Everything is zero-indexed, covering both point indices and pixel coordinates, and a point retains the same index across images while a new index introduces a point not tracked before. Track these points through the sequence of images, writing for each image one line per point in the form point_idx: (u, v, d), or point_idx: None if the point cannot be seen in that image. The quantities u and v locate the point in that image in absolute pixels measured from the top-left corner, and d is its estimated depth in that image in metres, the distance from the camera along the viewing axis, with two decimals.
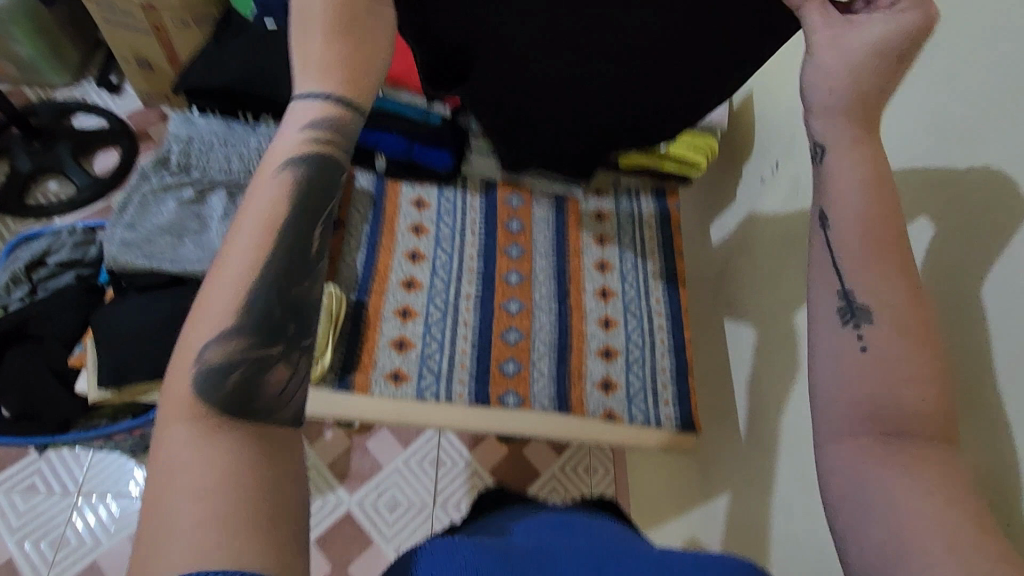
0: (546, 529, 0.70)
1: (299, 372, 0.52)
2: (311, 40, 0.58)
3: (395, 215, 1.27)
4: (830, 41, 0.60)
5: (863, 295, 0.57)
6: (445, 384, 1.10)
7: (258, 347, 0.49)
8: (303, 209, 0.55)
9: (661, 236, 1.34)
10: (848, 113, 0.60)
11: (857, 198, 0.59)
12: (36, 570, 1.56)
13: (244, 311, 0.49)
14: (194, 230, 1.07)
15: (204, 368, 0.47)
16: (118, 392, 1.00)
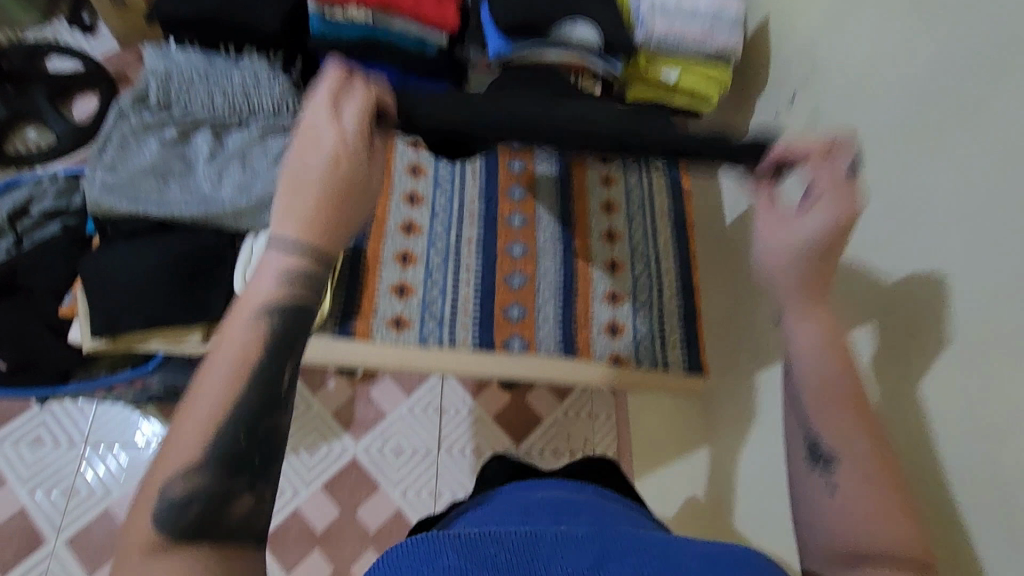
0: (541, 513, 0.67)
1: (264, 503, 0.54)
2: (296, 202, 0.59)
3: (391, 155, 1.21)
4: (772, 227, 0.69)
5: (829, 442, 0.62)
6: (447, 330, 1.07)
7: (225, 477, 0.53)
8: (275, 347, 0.57)
9: (669, 175, 1.29)
10: (790, 271, 0.67)
11: (815, 361, 0.64)
12: (50, 518, 1.59)
13: (210, 446, 0.52)
14: (180, 173, 1.02)
15: (165, 503, 0.51)
16: (112, 341, 0.97)
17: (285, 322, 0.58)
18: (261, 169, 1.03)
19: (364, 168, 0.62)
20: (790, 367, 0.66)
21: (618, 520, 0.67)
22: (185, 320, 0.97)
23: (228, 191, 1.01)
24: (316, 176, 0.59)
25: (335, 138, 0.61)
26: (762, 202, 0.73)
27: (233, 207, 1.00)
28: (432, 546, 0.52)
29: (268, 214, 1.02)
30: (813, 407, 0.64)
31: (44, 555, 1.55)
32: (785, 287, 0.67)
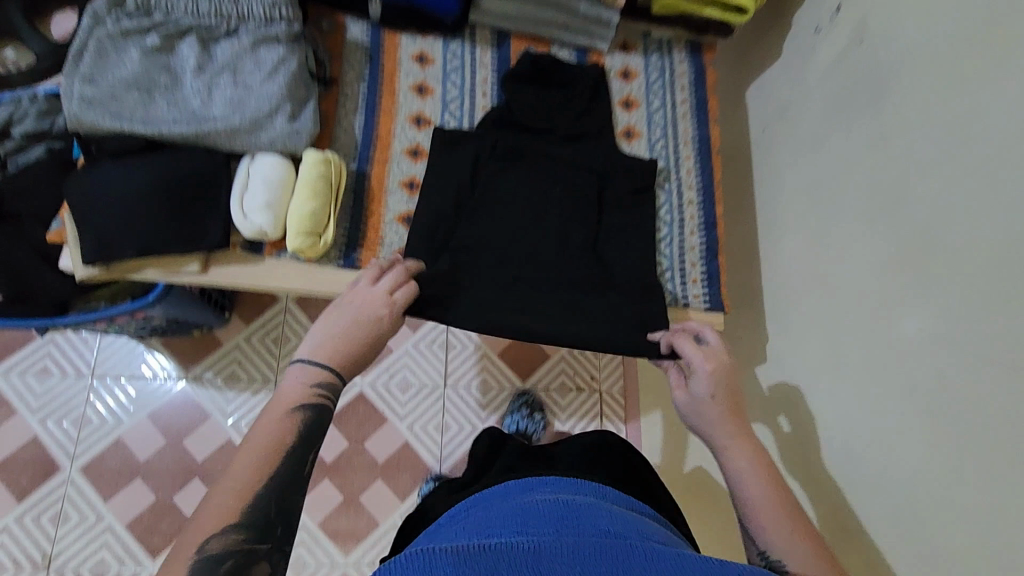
0: (549, 514, 0.71)
1: (275, 569, 0.70)
2: (320, 341, 0.81)
3: (395, 73, 1.11)
4: (681, 393, 0.87)
5: (777, 552, 0.72)
6: None
7: (251, 543, 0.68)
8: (295, 447, 0.75)
9: (695, 99, 1.19)
10: (706, 414, 0.84)
11: (750, 473, 0.78)
12: (64, 447, 1.61)
13: (242, 519, 0.68)
14: (165, 86, 0.93)
15: (203, 558, 0.65)
16: (106, 269, 0.93)
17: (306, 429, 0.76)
18: (254, 85, 0.95)
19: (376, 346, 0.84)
20: (735, 497, 0.78)
21: (622, 521, 0.73)
22: (183, 249, 0.92)
23: (219, 109, 0.93)
24: (349, 331, 0.82)
25: (374, 303, 0.84)
26: (673, 375, 0.90)
27: (225, 126, 0.92)
28: (431, 558, 0.59)
29: (265, 134, 0.94)
30: (756, 510, 0.76)
31: (61, 481, 1.58)
32: (716, 418, 0.83)
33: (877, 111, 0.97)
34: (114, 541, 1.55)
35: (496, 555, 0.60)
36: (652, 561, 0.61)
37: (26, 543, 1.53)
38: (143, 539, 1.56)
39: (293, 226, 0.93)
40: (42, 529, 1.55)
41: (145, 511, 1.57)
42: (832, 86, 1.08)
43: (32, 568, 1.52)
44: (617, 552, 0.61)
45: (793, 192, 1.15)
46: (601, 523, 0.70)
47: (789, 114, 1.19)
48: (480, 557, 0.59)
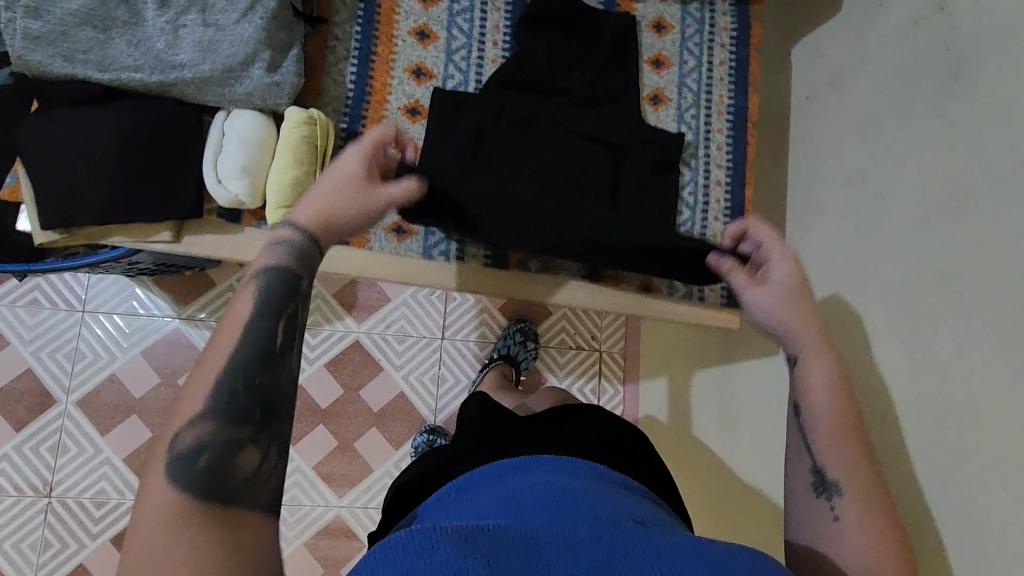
0: (536, 499, 0.64)
1: (266, 455, 0.59)
2: (326, 197, 0.72)
3: (394, 13, 0.96)
4: (752, 283, 0.80)
5: (833, 471, 0.67)
6: (455, 242, 0.94)
7: (230, 432, 0.58)
8: (271, 314, 0.65)
9: (735, 59, 1.04)
10: (786, 299, 0.77)
11: (824, 392, 0.71)
12: (60, 379, 1.58)
13: (212, 403, 0.58)
14: (124, 22, 0.79)
15: (176, 455, 0.55)
16: (68, 234, 0.84)
17: (273, 291, 0.66)
18: (227, 25, 0.81)
19: (359, 217, 0.73)
20: (800, 411, 0.72)
21: (616, 502, 0.66)
22: (151, 215, 0.83)
23: (187, 54, 0.80)
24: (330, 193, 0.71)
25: (357, 164, 0.73)
26: (739, 276, 0.81)
27: (194, 75, 0.80)
28: (427, 540, 0.51)
29: (240, 86, 0.82)
30: (817, 428, 0.70)
31: (55, 416, 1.56)
32: (794, 327, 0.75)
33: (945, 92, 0.83)
34: (112, 474, 1.56)
35: (493, 540, 0.53)
36: (647, 548, 0.55)
37: (24, 471, 1.54)
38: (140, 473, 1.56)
39: (271, 197, 0.83)
40: (40, 459, 1.55)
41: (141, 446, 1.56)
42: (898, 55, 0.92)
43: (34, 496, 1.53)
44: (610, 540, 0.56)
45: (833, 175, 1.03)
46: (593, 503, 0.64)
47: (842, 82, 1.04)
48: (478, 541, 0.52)
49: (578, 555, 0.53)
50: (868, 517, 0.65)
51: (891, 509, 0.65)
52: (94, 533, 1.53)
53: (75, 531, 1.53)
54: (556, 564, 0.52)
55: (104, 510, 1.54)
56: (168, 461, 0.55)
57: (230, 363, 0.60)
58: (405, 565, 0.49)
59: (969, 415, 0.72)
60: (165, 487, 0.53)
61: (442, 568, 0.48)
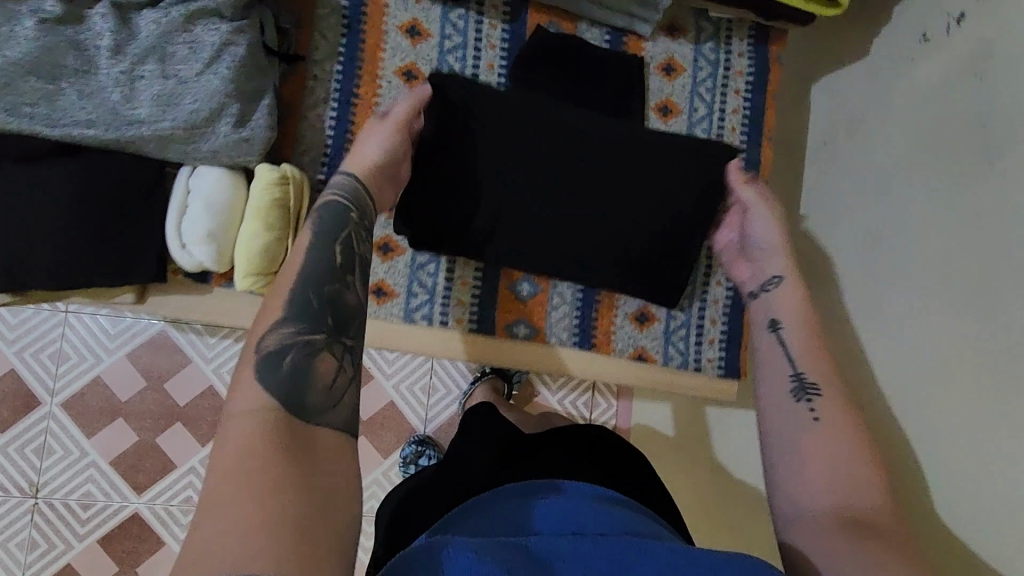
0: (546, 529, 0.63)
1: (340, 364, 0.60)
2: (373, 134, 0.79)
3: (378, 50, 0.88)
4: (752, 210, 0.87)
5: (811, 375, 0.74)
6: (440, 306, 0.89)
7: (308, 334, 0.60)
8: (325, 240, 0.67)
9: (749, 105, 0.97)
10: (776, 224, 0.86)
11: (794, 309, 0.81)
12: (39, 382, 1.25)
13: (292, 310, 0.60)
14: (74, 71, 0.72)
15: (263, 354, 0.57)
16: (21, 296, 0.78)
17: (333, 216, 0.69)
18: (189, 76, 0.73)
19: (387, 152, 0.78)
20: (775, 323, 0.80)
21: (628, 519, 0.65)
22: (111, 282, 0.77)
23: (145, 109, 0.73)
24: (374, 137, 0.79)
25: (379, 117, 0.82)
26: (750, 194, 0.88)
27: (153, 132, 0.73)
28: (447, 549, 0.51)
29: (205, 143, 0.75)
30: (794, 341, 0.78)
31: (41, 416, 1.24)
32: (776, 257, 0.85)
33: (973, 172, 0.76)
34: (101, 479, 1.25)
35: (510, 550, 0.53)
36: (649, 553, 0.54)
37: (5, 473, 1.23)
38: (131, 479, 1.26)
39: (240, 266, 0.77)
40: (22, 463, 1.23)
41: (130, 450, 1.26)
42: (922, 118, 0.85)
43: (17, 498, 1.23)
44: (614, 544, 0.55)
45: (846, 236, 0.97)
46: (602, 526, 0.62)
47: (860, 133, 0.97)
48: (494, 550, 0.52)
49: (583, 562, 0.53)
50: (842, 427, 0.69)
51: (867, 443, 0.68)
52: (81, 537, 1.24)
53: (58, 532, 1.24)
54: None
55: (90, 515, 1.25)
56: (257, 361, 0.57)
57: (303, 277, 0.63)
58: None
59: (993, 528, 0.71)
60: (258, 389, 0.55)
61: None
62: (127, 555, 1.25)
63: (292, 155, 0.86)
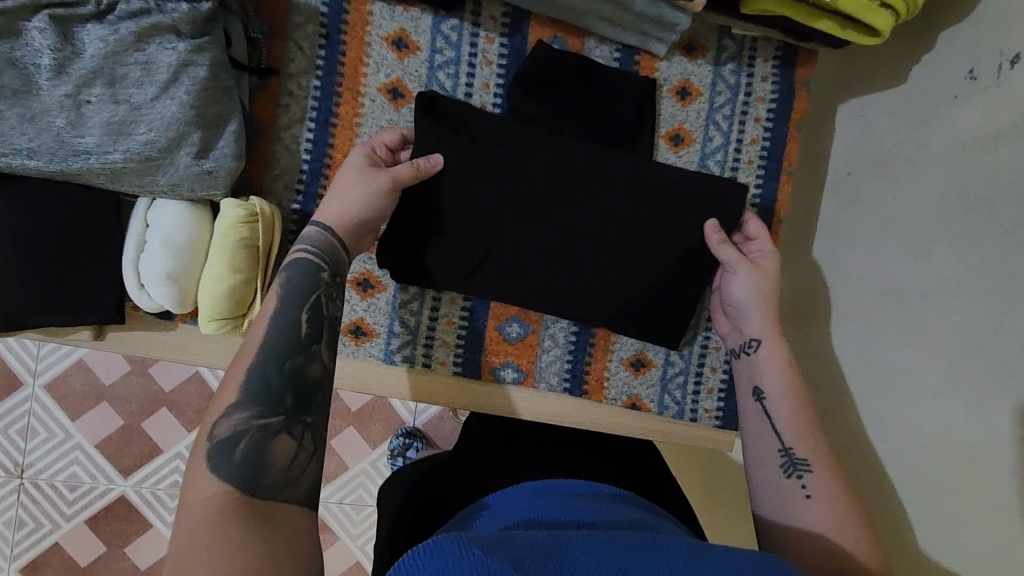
0: (563, 519, 0.56)
1: (302, 446, 0.55)
2: (347, 182, 0.71)
3: (361, 64, 0.79)
4: (738, 262, 0.80)
5: (801, 449, 0.68)
6: (423, 347, 0.84)
7: (264, 417, 0.55)
8: (288, 315, 0.61)
9: (769, 134, 0.88)
10: (759, 273, 0.79)
11: (780, 373, 0.74)
12: (21, 366, 1.16)
13: (248, 391, 0.55)
14: (12, 91, 0.63)
15: (216, 443, 0.52)
16: None
17: (292, 288, 0.63)
18: (144, 102, 0.66)
19: (359, 207, 0.71)
20: (760, 390, 0.74)
21: (637, 514, 0.58)
22: (64, 323, 0.71)
23: (94, 137, 0.65)
24: (348, 186, 0.71)
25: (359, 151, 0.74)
26: (730, 252, 0.79)
27: (103, 164, 0.66)
28: (455, 546, 0.46)
29: (163, 176, 0.68)
30: (781, 411, 0.71)
31: (22, 398, 1.16)
32: (755, 316, 0.78)
33: (1009, 239, 0.69)
34: (86, 461, 1.17)
35: (524, 543, 0.48)
36: (661, 546, 0.49)
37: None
38: (116, 463, 1.17)
39: (205, 310, 0.71)
40: (6, 444, 1.15)
41: (115, 433, 1.17)
42: (962, 170, 0.76)
43: (1, 478, 1.16)
44: (625, 540, 0.50)
45: (862, 284, 0.89)
46: (613, 518, 0.56)
47: (889, 173, 0.88)
48: (506, 545, 0.47)
49: (599, 552, 0.47)
50: (837, 506, 0.64)
51: (863, 511, 0.63)
52: (69, 517, 1.17)
53: (45, 512, 1.17)
54: (586, 568, 0.46)
55: (77, 496, 1.17)
56: (208, 451, 0.52)
57: (266, 349, 0.58)
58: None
59: None
60: (211, 479, 0.50)
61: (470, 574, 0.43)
62: (115, 538, 1.18)
63: (264, 181, 0.78)
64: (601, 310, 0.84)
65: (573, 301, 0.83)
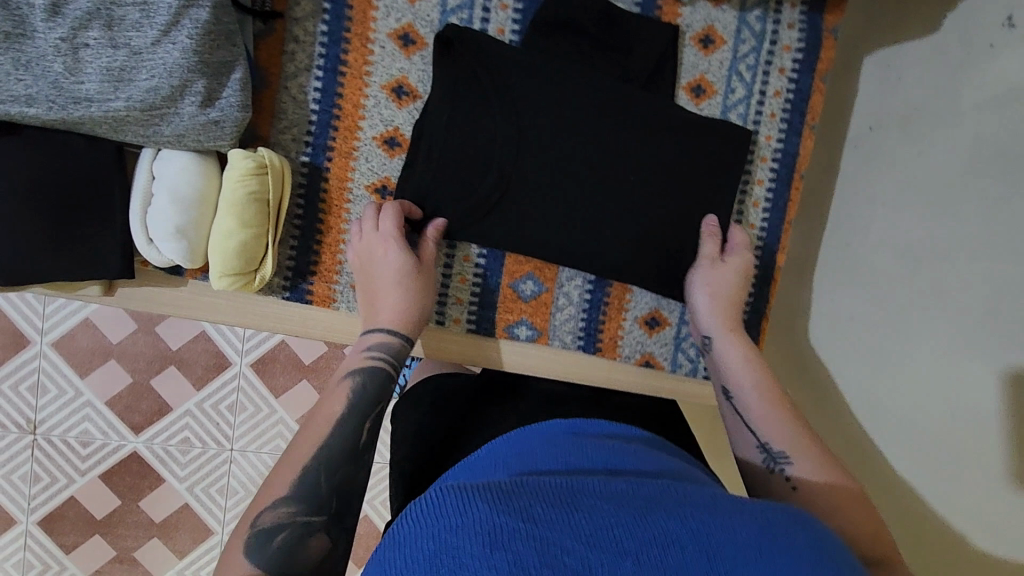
0: (595, 466, 0.56)
1: (337, 547, 0.58)
2: (391, 272, 0.73)
3: (370, 7, 0.75)
4: (712, 263, 0.81)
5: (777, 443, 0.67)
6: (436, 304, 0.83)
7: (307, 515, 0.57)
8: (357, 415, 0.64)
9: (794, 84, 0.85)
10: (730, 267, 0.81)
11: (745, 370, 0.74)
12: (28, 322, 1.15)
13: (293, 489, 0.58)
14: (4, 34, 0.59)
15: (258, 533, 0.55)
16: None
17: (365, 396, 0.66)
18: (144, 46, 0.62)
19: (412, 299, 0.73)
20: (728, 391, 0.74)
21: (666, 462, 0.59)
22: (72, 279, 0.70)
23: (94, 84, 0.62)
24: (398, 280, 0.73)
25: (400, 252, 0.73)
26: (709, 245, 0.81)
27: (104, 113, 0.63)
28: (461, 499, 0.47)
29: (167, 126, 0.65)
30: (752, 408, 0.71)
31: (30, 354, 1.15)
32: (707, 314, 0.80)
33: None
34: (97, 418, 1.18)
35: (537, 491, 0.48)
36: (689, 497, 0.49)
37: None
38: (126, 419, 1.18)
39: (216, 265, 0.70)
40: (17, 400, 1.16)
41: (125, 390, 1.17)
42: (992, 125, 0.74)
43: (14, 433, 1.17)
44: (649, 489, 0.50)
45: (879, 245, 0.88)
46: (640, 466, 0.57)
47: (914, 128, 0.85)
48: (519, 493, 0.47)
49: (617, 502, 0.48)
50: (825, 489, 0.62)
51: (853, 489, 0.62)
52: (83, 472, 1.19)
53: (59, 466, 1.18)
54: (602, 514, 0.46)
55: (91, 451, 1.19)
56: (248, 538, 0.55)
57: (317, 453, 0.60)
58: (440, 523, 0.45)
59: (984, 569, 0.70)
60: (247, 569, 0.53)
61: (476, 528, 0.44)
62: (131, 492, 1.20)
63: (271, 132, 0.75)
64: (616, 271, 0.82)
65: (590, 260, 0.81)
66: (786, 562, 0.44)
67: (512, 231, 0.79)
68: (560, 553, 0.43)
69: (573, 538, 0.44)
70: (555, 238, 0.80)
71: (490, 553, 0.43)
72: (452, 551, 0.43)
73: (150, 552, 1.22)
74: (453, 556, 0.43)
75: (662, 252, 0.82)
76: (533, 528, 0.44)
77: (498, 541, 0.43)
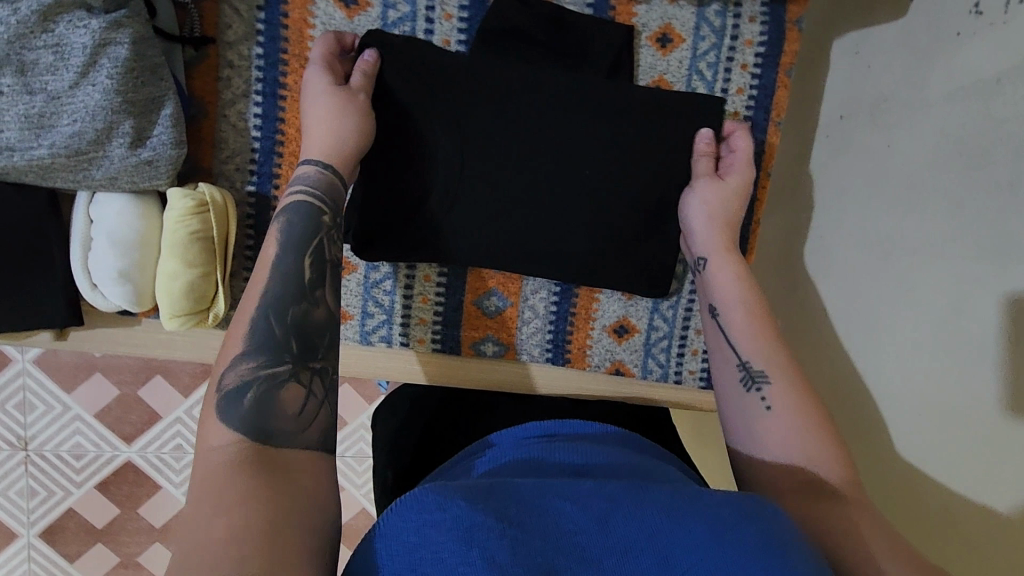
0: (564, 466, 0.56)
1: (312, 388, 0.55)
2: (319, 100, 0.67)
3: (306, 26, 0.71)
4: (708, 182, 0.77)
5: (757, 363, 0.67)
6: (399, 327, 0.83)
7: (272, 365, 0.53)
8: (294, 247, 0.60)
9: (760, 79, 0.81)
10: (733, 177, 0.77)
11: (734, 286, 0.73)
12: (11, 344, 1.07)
13: (251, 343, 0.54)
14: None
15: (225, 392, 0.51)
16: None
17: (299, 225, 0.62)
18: (63, 90, 0.59)
19: (339, 128, 0.67)
20: (715, 308, 0.74)
21: (638, 459, 0.59)
22: (22, 329, 0.69)
23: (14, 132, 0.59)
24: (321, 107, 0.67)
25: (326, 79, 0.68)
26: (702, 163, 0.78)
27: (29, 162, 0.61)
28: (440, 494, 0.46)
29: (98, 170, 0.63)
30: (736, 326, 0.71)
31: (14, 372, 1.08)
32: (703, 232, 0.77)
33: (995, 201, 0.65)
34: (89, 431, 1.11)
35: (508, 490, 0.48)
36: (648, 492, 0.48)
37: None
38: (118, 431, 1.12)
39: (164, 307, 0.68)
40: (5, 418, 1.09)
41: (112, 403, 1.10)
42: (956, 121, 0.71)
43: (5, 451, 1.10)
44: (613, 487, 0.49)
45: (849, 240, 0.86)
46: (611, 462, 0.57)
47: (883, 119, 0.82)
48: (491, 494, 0.47)
49: (582, 500, 0.47)
50: (798, 415, 0.63)
51: (827, 420, 0.63)
52: (80, 484, 1.13)
53: (54, 480, 1.12)
54: (567, 517, 0.46)
55: (85, 464, 1.12)
56: (218, 401, 0.51)
57: (264, 300, 0.56)
58: (418, 526, 0.45)
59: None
60: (225, 429, 0.49)
61: (454, 525, 0.44)
62: (128, 500, 1.14)
63: (214, 162, 0.73)
64: (581, 280, 0.81)
65: (554, 270, 0.80)
66: (738, 547, 0.44)
67: (464, 237, 0.78)
68: (531, 554, 0.43)
69: (543, 539, 0.44)
70: (518, 252, 0.79)
71: (467, 549, 0.43)
72: (431, 548, 0.43)
73: (153, 559, 1.17)
74: (433, 552, 0.43)
75: (624, 260, 0.81)
76: (509, 528, 0.44)
77: (474, 539, 0.43)
